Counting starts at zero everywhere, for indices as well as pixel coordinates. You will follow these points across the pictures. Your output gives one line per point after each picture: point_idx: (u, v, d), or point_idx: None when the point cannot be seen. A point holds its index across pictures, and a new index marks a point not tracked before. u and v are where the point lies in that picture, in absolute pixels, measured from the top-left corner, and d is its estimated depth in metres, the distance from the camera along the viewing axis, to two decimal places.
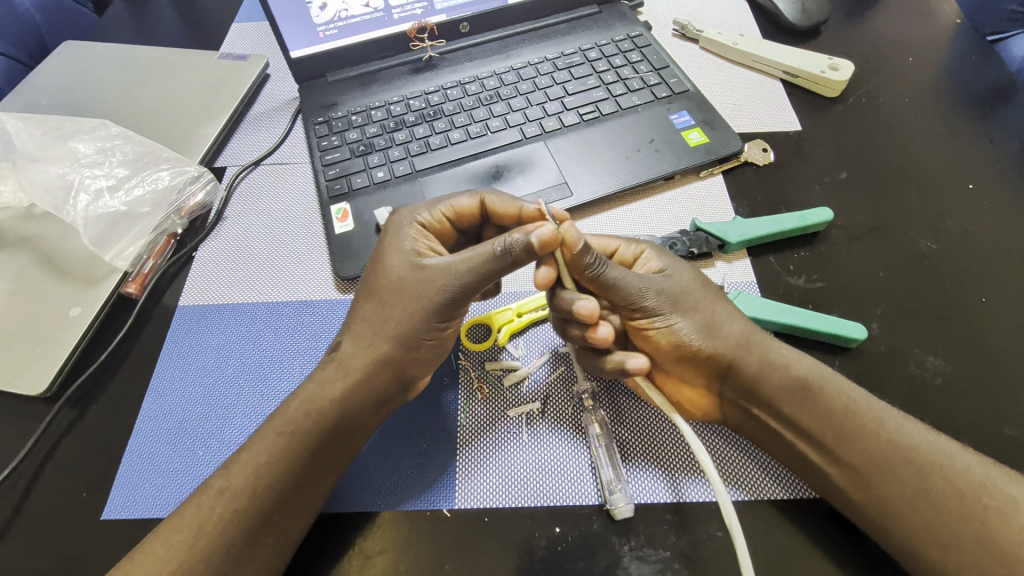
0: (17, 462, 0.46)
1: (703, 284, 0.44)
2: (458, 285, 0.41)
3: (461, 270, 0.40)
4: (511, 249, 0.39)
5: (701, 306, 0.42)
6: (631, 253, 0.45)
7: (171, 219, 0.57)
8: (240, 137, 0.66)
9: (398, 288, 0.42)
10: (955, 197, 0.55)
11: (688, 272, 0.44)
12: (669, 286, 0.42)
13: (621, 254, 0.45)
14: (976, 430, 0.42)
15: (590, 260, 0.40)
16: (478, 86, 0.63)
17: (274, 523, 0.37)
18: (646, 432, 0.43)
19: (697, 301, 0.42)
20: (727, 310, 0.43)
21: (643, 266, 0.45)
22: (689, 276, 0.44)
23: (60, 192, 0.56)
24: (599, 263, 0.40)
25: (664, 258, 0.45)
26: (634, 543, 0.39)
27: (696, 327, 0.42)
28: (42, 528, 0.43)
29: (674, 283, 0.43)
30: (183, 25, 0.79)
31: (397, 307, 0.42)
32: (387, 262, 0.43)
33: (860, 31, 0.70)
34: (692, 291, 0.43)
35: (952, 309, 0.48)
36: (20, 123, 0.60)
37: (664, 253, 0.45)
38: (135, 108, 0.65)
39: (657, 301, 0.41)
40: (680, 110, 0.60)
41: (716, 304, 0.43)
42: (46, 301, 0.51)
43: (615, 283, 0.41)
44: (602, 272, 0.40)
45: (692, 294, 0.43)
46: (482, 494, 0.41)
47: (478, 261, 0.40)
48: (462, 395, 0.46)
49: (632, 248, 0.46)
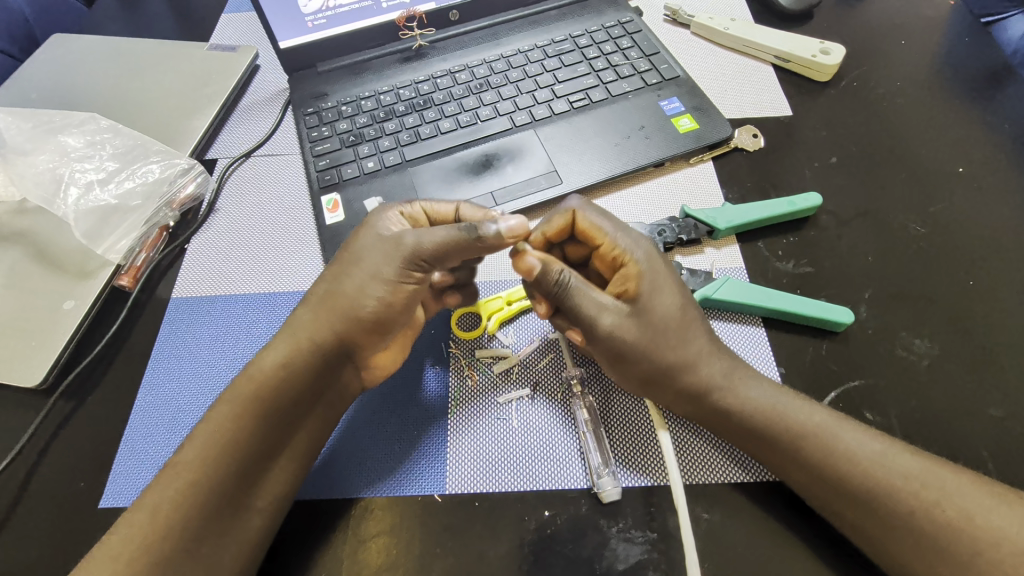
0: (16, 453, 0.47)
1: (677, 318, 0.41)
2: (423, 250, 0.41)
3: (426, 244, 0.41)
4: (477, 227, 0.39)
5: (659, 344, 0.40)
6: (618, 257, 0.42)
7: (163, 211, 0.57)
8: (230, 129, 0.66)
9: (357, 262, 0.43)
10: (946, 181, 0.55)
11: (665, 302, 0.41)
12: (624, 328, 0.40)
13: (608, 249, 0.42)
14: (961, 411, 0.43)
15: (553, 284, 0.40)
16: (468, 74, 0.63)
17: (261, 505, 0.38)
18: (639, 418, 0.44)
19: (658, 343, 0.40)
20: (679, 358, 0.41)
21: (620, 281, 0.42)
22: (663, 311, 0.41)
23: (51, 185, 0.56)
24: (564, 284, 0.39)
25: (647, 280, 0.41)
26: (621, 525, 0.39)
27: (645, 367, 0.40)
28: (42, 516, 0.44)
29: (632, 324, 0.40)
30: (172, 16, 0.78)
31: (365, 289, 0.42)
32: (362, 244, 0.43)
33: (854, 15, 0.70)
34: (658, 328, 0.41)
35: (941, 293, 0.48)
36: (9, 117, 0.60)
37: (653, 271, 0.41)
38: (125, 101, 0.65)
39: (602, 345, 0.40)
40: (670, 96, 0.60)
41: (677, 349, 0.41)
42: (40, 295, 0.51)
43: (564, 305, 0.40)
44: (555, 295, 0.40)
45: (646, 340, 0.40)
46: (470, 479, 0.42)
47: (448, 235, 0.40)
48: (453, 381, 0.46)
49: (620, 249, 0.42)
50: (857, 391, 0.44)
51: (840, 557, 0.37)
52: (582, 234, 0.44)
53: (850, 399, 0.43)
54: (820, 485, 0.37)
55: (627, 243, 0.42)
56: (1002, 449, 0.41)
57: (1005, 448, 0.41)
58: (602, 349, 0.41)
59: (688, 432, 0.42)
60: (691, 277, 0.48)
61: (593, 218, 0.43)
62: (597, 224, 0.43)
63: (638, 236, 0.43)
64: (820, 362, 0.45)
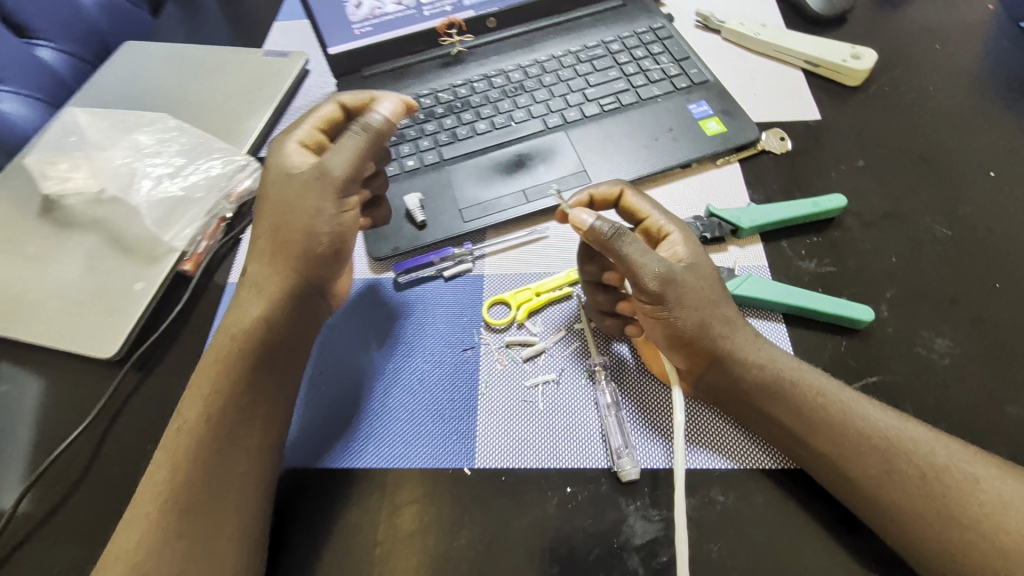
0: (93, 417, 0.52)
1: (716, 282, 0.44)
2: (340, 173, 0.46)
3: (339, 163, 0.46)
4: (374, 122, 0.47)
5: (702, 300, 0.42)
6: (661, 229, 0.46)
7: (222, 204, 0.62)
8: (282, 129, 0.71)
9: (284, 195, 0.46)
10: (976, 184, 0.55)
11: (705, 267, 0.44)
12: (679, 276, 0.41)
13: (652, 224, 0.46)
14: (980, 410, 0.43)
15: (608, 230, 0.41)
16: (504, 79, 0.67)
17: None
18: (659, 406, 0.46)
19: (704, 299, 0.42)
20: (722, 315, 0.42)
21: (666, 249, 0.44)
22: (704, 273, 0.43)
23: (126, 178, 0.62)
24: (617, 232, 0.40)
25: (690, 249, 0.44)
26: (639, 503, 0.42)
27: (692, 321, 0.41)
28: (116, 473, 0.49)
29: (685, 277, 0.42)
30: (230, 25, 0.84)
31: (299, 213, 0.45)
32: (273, 179, 0.47)
33: (888, 20, 0.70)
34: (702, 286, 0.42)
35: (965, 294, 0.49)
36: (92, 118, 0.67)
37: (692, 244, 0.44)
38: (188, 102, 0.71)
39: (658, 288, 0.40)
40: (699, 100, 0.62)
41: (721, 304, 0.42)
42: (115, 277, 0.57)
43: (617, 256, 0.41)
44: (610, 241, 0.41)
45: (696, 293, 0.42)
46: (499, 455, 0.45)
47: (352, 146, 0.46)
48: (418, 362, 0.50)
49: (663, 225, 0.46)
50: (875, 387, 0.45)
51: (859, 544, 0.38)
52: (626, 212, 0.48)
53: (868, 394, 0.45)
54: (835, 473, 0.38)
55: (669, 220, 0.46)
56: (1022, 448, 0.42)
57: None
58: (652, 295, 0.41)
59: (710, 418, 0.44)
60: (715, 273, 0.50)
61: (639, 198, 0.47)
62: (642, 203, 0.47)
63: (678, 218, 0.47)
64: (839, 358, 0.47)
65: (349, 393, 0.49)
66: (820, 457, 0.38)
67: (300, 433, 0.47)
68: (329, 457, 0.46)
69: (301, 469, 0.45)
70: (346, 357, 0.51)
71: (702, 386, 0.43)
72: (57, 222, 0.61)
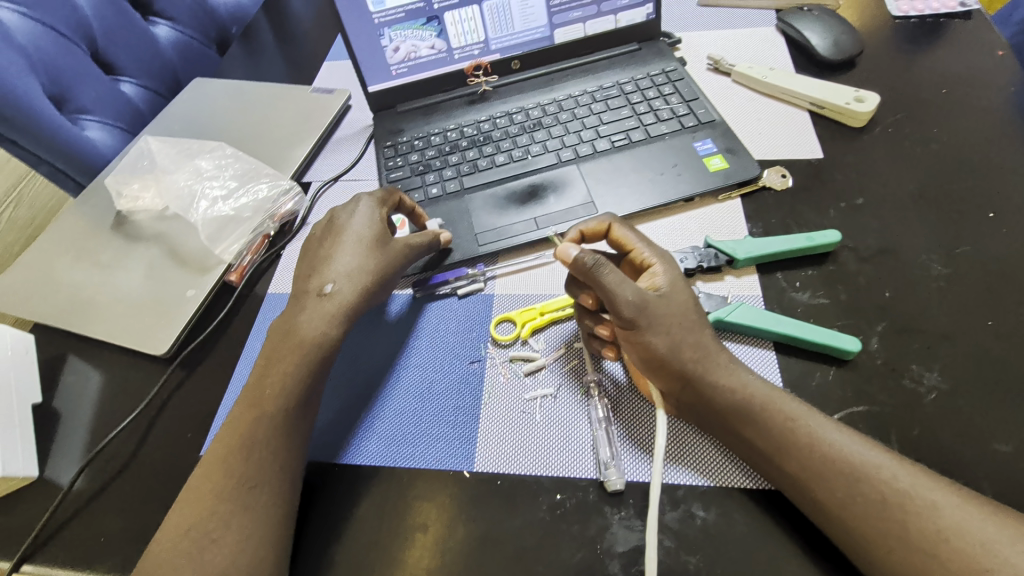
0: (143, 407, 0.59)
1: (692, 308, 0.47)
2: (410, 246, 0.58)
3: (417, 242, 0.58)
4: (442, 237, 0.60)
5: (673, 326, 0.46)
6: (645, 260, 0.50)
7: (266, 223, 0.70)
8: (323, 158, 0.79)
9: (363, 251, 0.56)
10: (976, 224, 0.56)
11: (682, 296, 0.48)
12: (651, 303, 0.45)
13: (638, 255, 0.50)
14: (966, 444, 0.44)
15: (589, 260, 0.44)
16: (523, 116, 0.72)
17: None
18: (647, 424, 0.48)
19: (675, 325, 0.46)
20: (693, 339, 0.46)
21: (646, 279, 0.49)
22: (680, 301, 0.47)
23: (187, 198, 0.70)
24: (597, 262, 0.44)
25: (666, 278, 0.48)
26: (623, 513, 0.44)
27: (664, 343, 0.45)
28: (159, 458, 0.56)
29: (658, 303, 0.46)
30: (285, 64, 0.95)
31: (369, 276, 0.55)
32: (357, 232, 0.57)
33: (897, 65, 0.73)
34: (675, 314, 0.46)
35: (958, 331, 0.50)
36: (163, 145, 0.76)
37: (672, 274, 0.49)
38: (243, 133, 0.80)
39: (631, 313, 0.45)
40: (704, 138, 0.66)
41: (694, 331, 0.46)
42: (171, 285, 0.65)
43: (598, 284, 0.45)
44: (591, 270, 0.45)
45: (668, 318, 0.46)
46: (496, 461, 0.48)
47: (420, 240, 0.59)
48: (420, 371, 0.55)
49: (647, 256, 0.50)
50: (861, 416, 0.46)
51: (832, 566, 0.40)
52: (614, 243, 0.52)
53: (853, 422, 0.46)
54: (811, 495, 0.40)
55: (652, 251, 0.50)
56: (1007, 483, 0.42)
57: (1010, 482, 0.42)
58: (626, 320, 0.45)
59: (695, 437, 0.47)
60: (707, 300, 0.53)
61: (626, 230, 0.51)
62: (629, 234, 0.51)
63: (661, 249, 0.51)
64: (826, 386, 0.48)
65: (364, 395, 0.54)
66: (794, 477, 0.40)
67: (321, 431, 0.52)
68: (343, 454, 0.51)
69: (319, 463, 0.50)
70: (363, 365, 0.56)
71: (683, 405, 0.46)
72: (126, 235, 0.70)
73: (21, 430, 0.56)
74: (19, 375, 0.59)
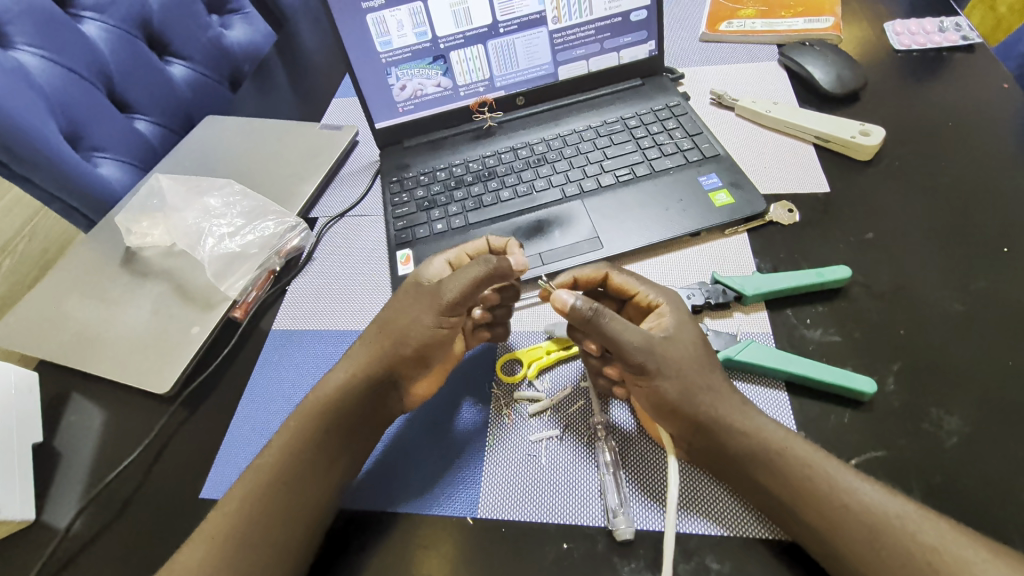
0: (144, 446, 0.58)
1: (701, 348, 0.46)
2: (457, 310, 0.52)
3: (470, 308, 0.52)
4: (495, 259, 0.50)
5: (684, 366, 0.45)
6: (649, 302, 0.49)
7: (272, 259, 0.70)
8: (330, 193, 0.80)
9: (401, 302, 0.54)
10: (991, 259, 0.55)
11: (690, 337, 0.47)
12: (658, 347, 0.45)
13: (641, 297, 0.50)
14: (991, 493, 0.42)
15: (587, 309, 0.44)
16: (528, 151, 0.73)
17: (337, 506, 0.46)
18: (655, 469, 0.47)
19: (686, 365, 0.45)
20: (705, 382, 0.44)
21: (652, 321, 0.48)
22: (689, 341, 0.46)
23: (195, 236, 0.71)
24: (596, 311, 0.44)
25: (673, 320, 0.47)
26: (633, 565, 0.43)
27: (674, 388, 0.44)
28: (157, 501, 0.55)
29: (666, 347, 0.45)
30: (296, 101, 0.97)
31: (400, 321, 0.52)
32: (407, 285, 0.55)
33: (902, 98, 0.73)
34: (684, 356, 0.45)
35: (977, 371, 0.48)
36: (173, 183, 0.77)
37: (678, 314, 0.48)
38: (252, 169, 0.81)
39: (638, 360, 0.44)
40: (709, 173, 0.66)
41: (703, 373, 0.45)
42: (176, 321, 0.65)
43: (601, 332, 0.44)
44: (592, 319, 0.44)
45: (677, 361, 0.45)
46: (500, 507, 0.47)
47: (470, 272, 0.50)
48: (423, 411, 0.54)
49: (652, 297, 0.49)
50: (879, 461, 0.45)
51: None
52: (614, 288, 0.52)
53: (872, 468, 0.44)
54: (831, 549, 0.38)
55: (656, 292, 0.49)
56: None
57: None
58: (634, 367, 0.44)
59: (707, 484, 0.45)
60: (717, 338, 0.52)
61: (625, 275, 0.51)
62: (627, 279, 0.51)
63: (665, 289, 0.51)
64: (842, 429, 0.47)
65: None
66: (816, 530, 0.38)
67: None
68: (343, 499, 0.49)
69: None
70: None
71: (694, 450, 0.44)
72: (134, 272, 0.70)
73: (21, 470, 0.55)
74: (22, 414, 0.58)
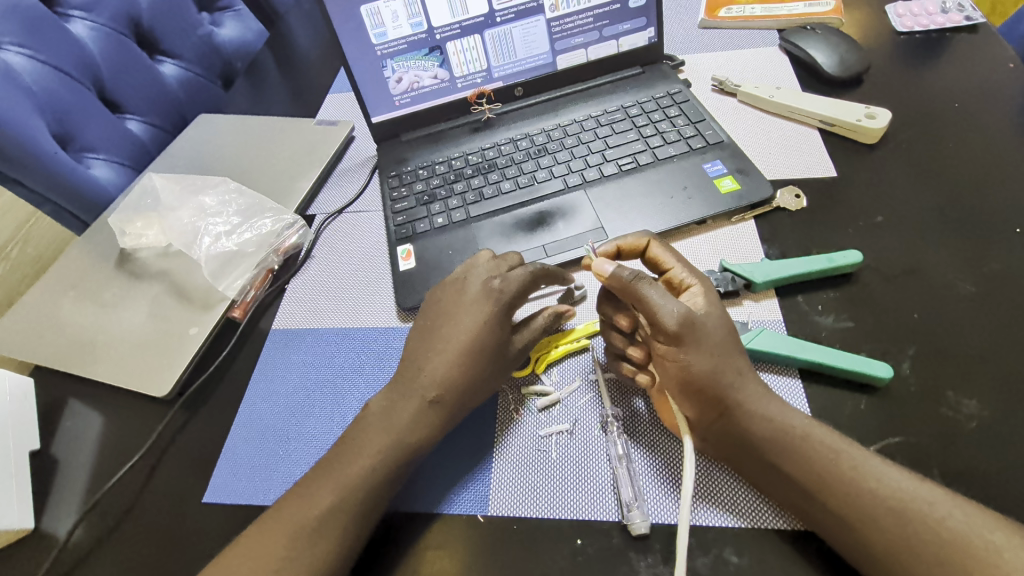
0: (144, 451, 0.57)
1: (732, 331, 0.45)
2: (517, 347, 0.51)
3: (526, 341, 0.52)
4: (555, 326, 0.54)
5: (716, 348, 0.44)
6: (683, 280, 0.48)
7: (270, 257, 0.69)
8: (328, 189, 0.78)
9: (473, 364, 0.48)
10: (1003, 240, 0.54)
11: (724, 317, 0.46)
12: (696, 320, 0.44)
13: (675, 275, 0.49)
14: (1012, 477, 0.42)
15: (627, 274, 0.45)
16: (529, 142, 0.72)
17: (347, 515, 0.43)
18: (668, 461, 0.46)
19: (716, 348, 0.44)
20: (733, 364, 0.44)
21: (686, 299, 0.47)
22: (721, 324, 0.45)
23: (190, 235, 0.69)
24: (633, 277, 0.45)
25: (708, 298, 0.46)
26: (650, 559, 0.42)
27: (706, 364, 0.43)
28: (159, 506, 0.53)
29: (702, 322, 0.44)
30: (289, 97, 0.95)
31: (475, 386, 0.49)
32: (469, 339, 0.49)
33: (906, 80, 0.72)
34: (718, 334, 0.44)
35: (993, 353, 0.47)
36: (166, 182, 0.76)
37: (712, 294, 0.47)
38: (247, 167, 0.80)
39: (676, 330, 0.43)
40: (714, 159, 0.65)
41: (731, 355, 0.44)
42: (174, 323, 0.63)
43: (638, 298, 0.44)
44: (630, 284, 0.45)
45: (710, 338, 0.44)
46: (512, 504, 0.46)
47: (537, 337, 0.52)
48: None
49: (685, 275, 0.49)
50: (897, 447, 0.44)
51: None
52: (651, 262, 0.51)
53: (890, 455, 0.43)
54: (852, 539, 0.37)
55: (690, 270, 0.49)
56: None
57: None
58: (669, 337, 0.43)
59: (722, 474, 0.44)
60: None
61: (663, 249, 0.50)
62: (667, 254, 0.50)
63: (699, 271, 0.49)
64: (858, 416, 0.46)
65: None
66: (834, 520, 0.38)
67: None
68: None
69: None
70: None
71: (709, 439, 0.43)
72: (130, 273, 0.69)
73: (19, 479, 0.54)
74: (18, 421, 0.57)
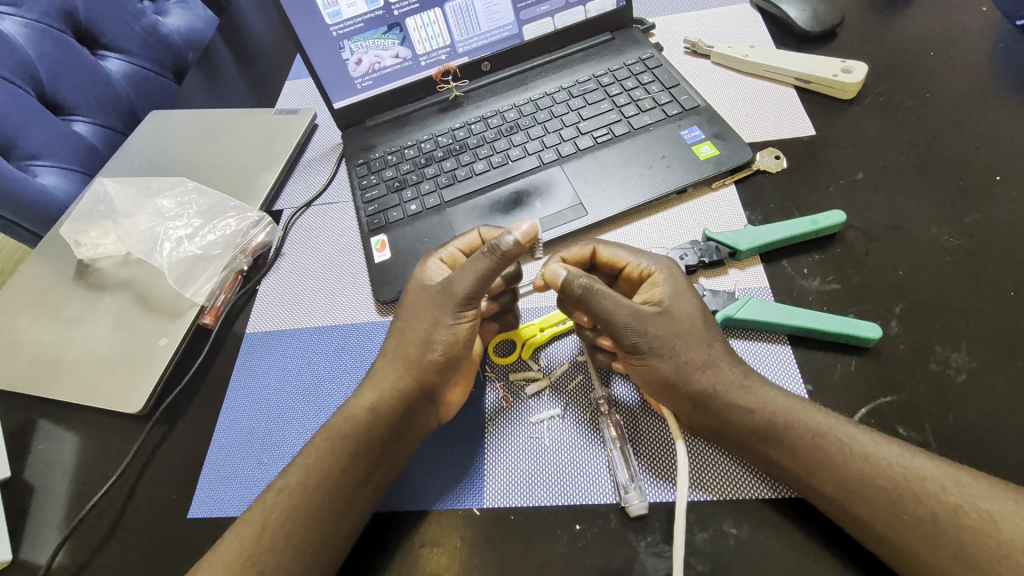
0: (121, 471, 0.54)
1: (699, 322, 0.44)
2: (462, 289, 0.46)
3: (463, 282, 0.46)
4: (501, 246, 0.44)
5: (678, 345, 0.43)
6: (642, 273, 0.46)
7: (237, 258, 0.66)
8: (294, 182, 0.75)
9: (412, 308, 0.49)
10: (983, 189, 0.54)
11: (687, 308, 0.44)
12: (653, 323, 0.43)
13: (633, 268, 0.47)
14: (1002, 428, 0.42)
15: (577, 287, 0.42)
16: (499, 119, 0.69)
17: (338, 519, 0.42)
18: (662, 439, 0.45)
19: (679, 342, 0.43)
20: (701, 357, 0.43)
21: (646, 292, 0.46)
22: (683, 313, 0.44)
23: (151, 241, 0.66)
24: (587, 288, 0.42)
25: (667, 289, 0.45)
26: (650, 539, 0.41)
27: (671, 367, 0.42)
28: (142, 526, 0.51)
29: (660, 322, 0.43)
30: (246, 87, 0.90)
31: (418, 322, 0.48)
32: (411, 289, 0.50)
33: (880, 30, 0.70)
34: (680, 329, 0.43)
35: (979, 305, 0.47)
36: (120, 186, 0.72)
37: (673, 284, 0.45)
38: (206, 164, 0.76)
39: (633, 337, 0.42)
40: (691, 125, 0.63)
41: (701, 346, 0.43)
42: (142, 334, 0.60)
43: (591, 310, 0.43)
44: (581, 298, 0.43)
45: (671, 338, 0.43)
46: (508, 494, 0.45)
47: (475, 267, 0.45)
48: None
49: (643, 267, 0.47)
50: (889, 407, 0.44)
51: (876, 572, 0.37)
52: (604, 263, 0.49)
53: (883, 415, 0.43)
54: (850, 503, 0.37)
55: (649, 261, 0.47)
56: None
57: None
58: (629, 346, 0.43)
59: (717, 448, 0.43)
60: (714, 298, 0.49)
61: (612, 248, 0.48)
62: (617, 251, 0.48)
63: (660, 257, 0.47)
64: (849, 378, 0.45)
65: None
66: (825, 488, 0.38)
67: None
68: None
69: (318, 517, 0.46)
70: None
71: (695, 422, 0.43)
72: (90, 285, 0.65)
73: None
74: None
